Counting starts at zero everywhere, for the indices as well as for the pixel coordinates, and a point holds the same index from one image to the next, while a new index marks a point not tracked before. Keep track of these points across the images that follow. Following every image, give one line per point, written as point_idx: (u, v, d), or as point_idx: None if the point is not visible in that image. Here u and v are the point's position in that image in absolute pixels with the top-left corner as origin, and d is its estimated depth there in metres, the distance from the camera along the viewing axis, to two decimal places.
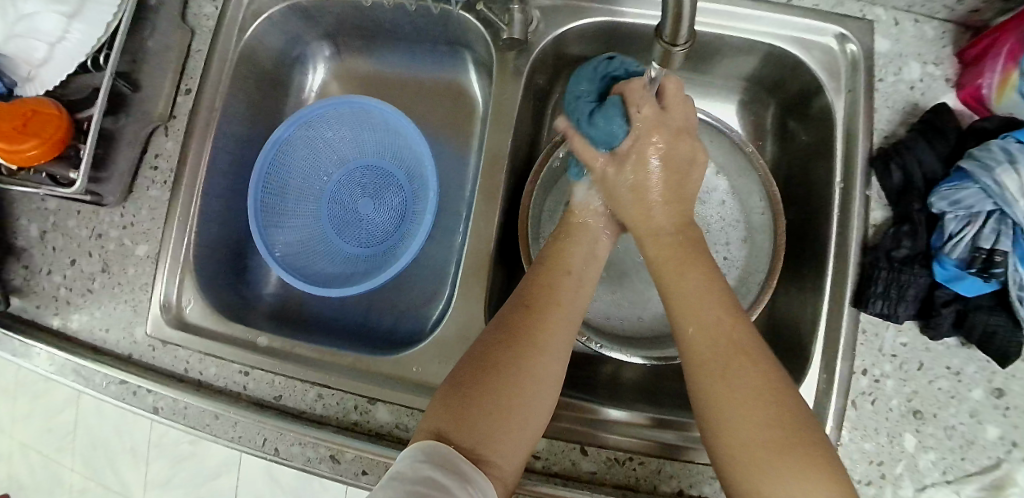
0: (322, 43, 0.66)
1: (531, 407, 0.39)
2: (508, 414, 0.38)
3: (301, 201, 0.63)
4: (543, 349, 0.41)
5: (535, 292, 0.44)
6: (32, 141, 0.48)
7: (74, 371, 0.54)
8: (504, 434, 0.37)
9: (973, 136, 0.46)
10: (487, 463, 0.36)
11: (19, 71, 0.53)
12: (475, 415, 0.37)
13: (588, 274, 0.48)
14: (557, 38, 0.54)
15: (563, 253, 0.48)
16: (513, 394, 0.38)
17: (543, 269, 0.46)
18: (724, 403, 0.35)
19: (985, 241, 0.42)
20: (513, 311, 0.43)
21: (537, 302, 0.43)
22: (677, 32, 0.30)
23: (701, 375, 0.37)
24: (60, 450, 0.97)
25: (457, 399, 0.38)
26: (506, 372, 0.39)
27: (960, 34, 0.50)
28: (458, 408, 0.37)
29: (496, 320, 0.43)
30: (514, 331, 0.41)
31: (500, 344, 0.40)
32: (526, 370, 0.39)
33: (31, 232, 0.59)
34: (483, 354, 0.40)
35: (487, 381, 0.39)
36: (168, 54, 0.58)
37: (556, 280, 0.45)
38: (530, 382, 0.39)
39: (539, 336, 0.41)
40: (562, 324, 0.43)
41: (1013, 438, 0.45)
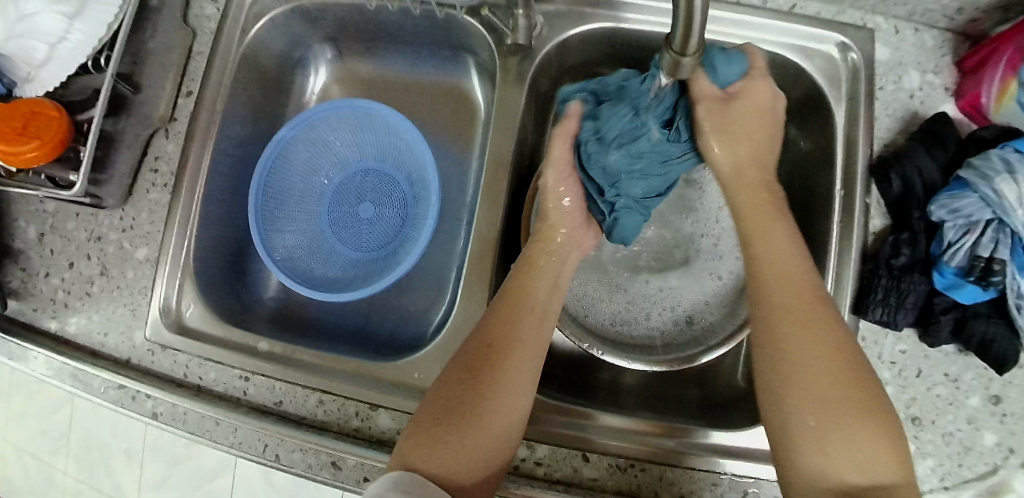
0: (324, 46, 0.66)
1: (496, 440, 0.40)
2: (468, 450, 0.38)
3: (302, 204, 0.63)
4: (505, 385, 0.40)
5: (499, 322, 0.43)
6: (32, 143, 0.47)
7: (72, 375, 0.54)
8: (470, 467, 0.38)
9: (972, 144, 0.47)
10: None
11: (18, 72, 0.52)
12: (441, 450, 0.38)
13: (554, 302, 0.47)
14: (561, 43, 0.54)
15: (529, 280, 0.46)
16: (476, 431, 0.39)
17: (513, 295, 0.45)
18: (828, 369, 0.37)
19: (984, 251, 0.43)
20: (476, 345, 0.42)
21: (501, 336, 0.42)
22: (687, 43, 0.30)
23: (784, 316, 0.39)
24: (54, 453, 0.96)
25: (422, 438, 0.39)
26: (468, 409, 0.39)
27: (959, 43, 0.51)
28: (425, 443, 0.38)
29: (461, 353, 0.43)
30: (476, 367, 0.41)
31: (464, 380, 0.41)
32: (488, 408, 0.39)
33: (29, 234, 0.58)
34: (445, 391, 0.41)
35: (453, 416, 0.39)
36: (170, 56, 0.57)
37: (520, 311, 0.44)
38: (493, 418, 0.39)
39: (501, 372, 0.41)
40: (524, 359, 0.42)
41: (1009, 444, 0.46)
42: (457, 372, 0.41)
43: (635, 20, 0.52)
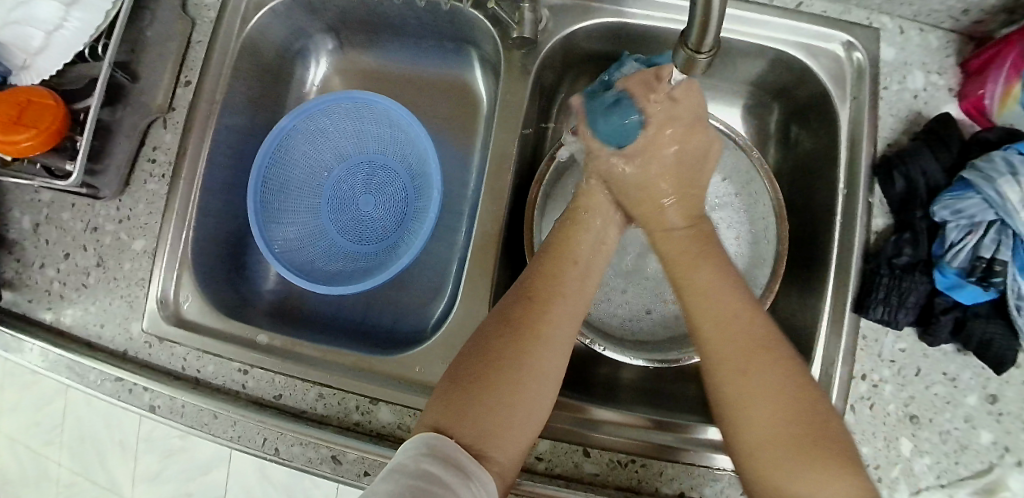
0: (326, 37, 0.65)
1: (533, 397, 0.39)
2: (503, 412, 0.37)
3: (302, 197, 0.62)
4: (543, 342, 0.40)
5: (535, 284, 0.44)
6: (28, 131, 0.46)
7: (68, 367, 0.53)
8: (504, 426, 0.37)
9: (976, 146, 0.47)
10: (488, 459, 0.35)
11: (14, 59, 0.51)
12: (474, 408, 0.36)
13: (592, 267, 0.47)
14: (566, 38, 0.54)
15: (572, 239, 0.48)
16: (514, 387, 0.38)
17: (547, 259, 0.46)
18: (740, 402, 0.36)
19: (986, 251, 0.43)
20: (511, 305, 0.42)
21: (539, 293, 0.43)
22: (703, 41, 0.30)
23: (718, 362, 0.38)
24: (48, 444, 0.96)
25: (457, 395, 0.37)
26: (506, 366, 0.39)
27: (964, 44, 0.51)
28: (458, 402, 0.37)
29: (497, 312, 0.42)
30: (512, 325, 0.41)
31: (502, 336, 0.40)
32: (525, 364, 0.39)
33: (25, 224, 0.57)
34: (483, 346, 0.40)
35: (489, 372, 0.38)
36: (168, 45, 0.57)
37: (563, 268, 0.45)
38: (532, 373, 0.39)
39: (538, 330, 0.41)
40: (566, 315, 0.43)
41: (1005, 443, 0.46)
42: (496, 327, 0.41)
43: (641, 16, 0.52)
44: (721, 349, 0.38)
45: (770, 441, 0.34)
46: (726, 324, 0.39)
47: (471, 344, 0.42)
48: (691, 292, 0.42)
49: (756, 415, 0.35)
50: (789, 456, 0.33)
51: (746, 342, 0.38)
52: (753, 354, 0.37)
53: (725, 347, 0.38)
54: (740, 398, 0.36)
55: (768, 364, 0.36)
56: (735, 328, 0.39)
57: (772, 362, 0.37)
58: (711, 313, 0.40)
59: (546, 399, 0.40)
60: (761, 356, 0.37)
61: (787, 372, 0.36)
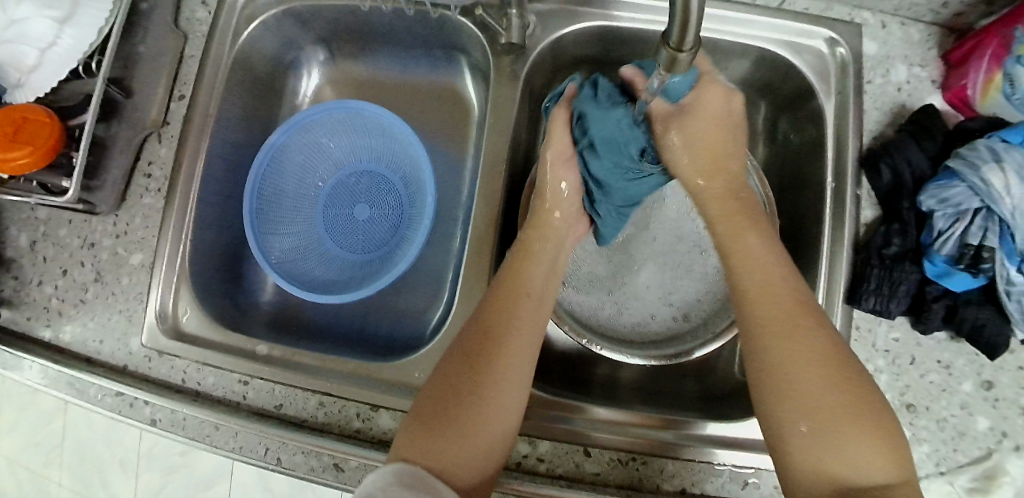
0: (317, 49, 0.66)
1: (497, 423, 0.40)
2: (470, 438, 0.38)
3: (297, 207, 0.63)
4: (497, 369, 0.41)
5: (493, 311, 0.44)
6: (23, 149, 0.47)
7: (66, 383, 0.53)
8: (466, 450, 0.38)
9: (959, 136, 0.48)
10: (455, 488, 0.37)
11: (8, 78, 0.51)
12: (435, 440, 0.38)
13: (544, 293, 0.47)
14: (554, 42, 0.55)
15: (527, 270, 0.47)
16: (472, 416, 0.39)
17: (502, 286, 0.45)
18: (781, 362, 0.38)
19: (972, 238, 0.44)
20: (463, 338, 0.43)
21: (492, 322, 0.43)
22: (685, 39, 0.30)
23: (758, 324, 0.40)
24: (48, 464, 0.95)
25: (423, 428, 0.39)
26: (466, 398, 0.40)
27: (945, 37, 0.52)
28: (423, 434, 0.38)
29: (456, 342, 0.43)
30: (465, 360, 0.41)
31: (461, 369, 0.41)
32: (485, 395, 0.40)
33: (21, 243, 0.58)
34: (446, 378, 0.41)
35: (446, 407, 0.39)
36: (160, 61, 0.57)
37: (519, 298, 0.45)
38: (493, 400, 0.40)
39: (488, 360, 0.41)
40: (524, 344, 0.43)
41: (1002, 429, 0.47)
42: (456, 361, 0.42)
43: (627, 18, 0.53)
44: (769, 320, 0.40)
45: (818, 401, 0.36)
46: (774, 299, 0.40)
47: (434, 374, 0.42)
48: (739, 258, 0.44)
49: (808, 386, 0.37)
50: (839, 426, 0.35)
51: (792, 315, 0.39)
52: (795, 330, 0.39)
53: (771, 318, 0.40)
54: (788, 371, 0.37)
55: (817, 335, 0.38)
56: (780, 302, 0.40)
57: (816, 337, 0.38)
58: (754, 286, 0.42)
59: (508, 424, 0.40)
60: (805, 331, 0.38)
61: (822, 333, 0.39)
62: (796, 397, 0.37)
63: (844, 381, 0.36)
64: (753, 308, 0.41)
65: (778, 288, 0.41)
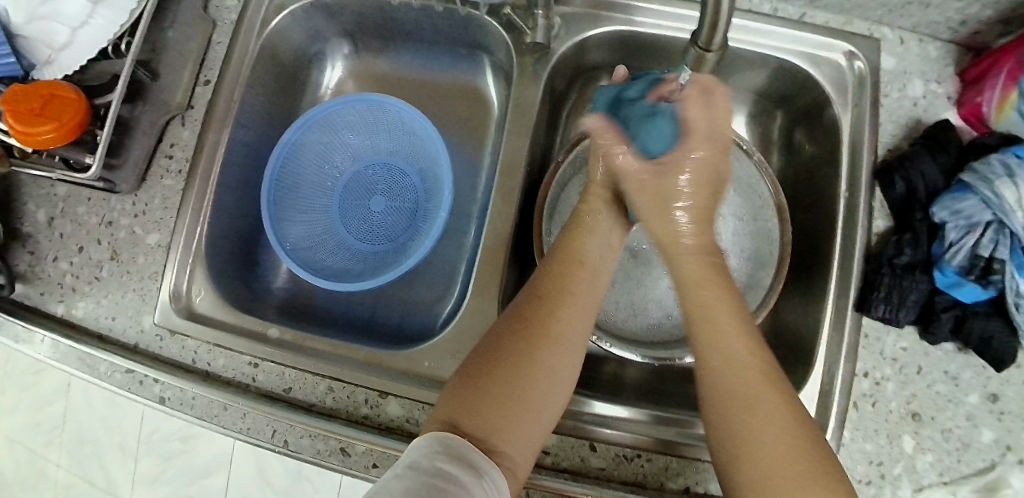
0: (341, 41, 0.67)
1: (546, 392, 0.39)
2: (518, 404, 0.37)
3: (314, 196, 0.63)
4: (550, 339, 0.41)
5: (547, 282, 0.44)
6: (50, 123, 0.47)
7: (77, 358, 0.54)
8: (525, 438, 0.37)
9: (973, 150, 0.49)
10: (500, 455, 0.36)
11: (37, 55, 0.52)
12: (500, 425, 0.36)
13: (602, 267, 0.47)
14: (577, 44, 0.56)
15: (579, 240, 0.48)
16: (520, 380, 0.38)
17: (548, 279, 0.44)
18: (732, 435, 0.35)
19: (983, 250, 0.45)
20: (505, 323, 0.42)
21: (543, 310, 0.42)
22: (712, 39, 0.32)
23: (719, 399, 0.37)
24: (47, 444, 0.95)
25: (469, 388, 0.38)
26: (518, 359, 0.39)
27: (962, 54, 0.53)
28: (468, 395, 0.37)
29: (510, 309, 0.43)
30: (520, 344, 0.40)
31: (514, 332, 0.41)
32: (537, 360, 0.39)
33: (39, 218, 0.58)
34: (497, 342, 0.40)
35: (507, 391, 0.38)
36: (188, 46, 0.58)
37: (572, 269, 0.46)
38: (543, 367, 0.39)
39: (543, 349, 0.40)
40: (578, 314, 0.43)
41: (1006, 442, 0.47)
42: (509, 325, 0.41)
43: (650, 24, 0.54)
44: (730, 404, 0.36)
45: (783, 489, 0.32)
46: (745, 382, 0.36)
47: (484, 340, 0.42)
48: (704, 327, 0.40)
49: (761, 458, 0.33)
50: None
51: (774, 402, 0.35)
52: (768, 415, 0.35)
53: (746, 407, 0.35)
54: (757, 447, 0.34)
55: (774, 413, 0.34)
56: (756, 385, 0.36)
57: (780, 422, 0.34)
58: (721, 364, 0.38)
59: (553, 394, 0.40)
60: (763, 412, 0.35)
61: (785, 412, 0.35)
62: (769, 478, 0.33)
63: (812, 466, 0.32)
64: (721, 382, 0.37)
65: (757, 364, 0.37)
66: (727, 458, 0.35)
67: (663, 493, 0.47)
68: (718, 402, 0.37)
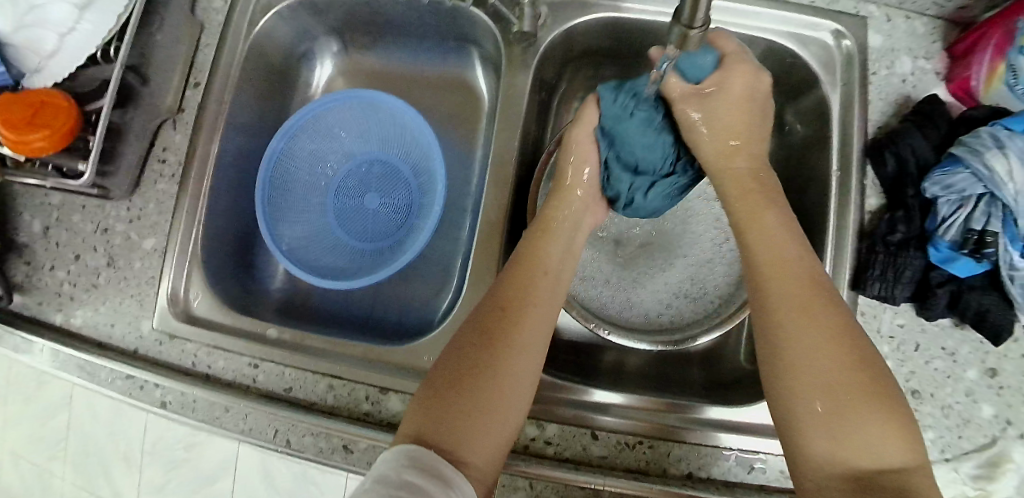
0: (330, 40, 0.67)
1: (513, 401, 0.39)
2: (484, 414, 0.37)
3: (307, 196, 0.63)
4: (513, 348, 0.40)
5: (509, 288, 0.44)
6: (42, 131, 0.47)
7: (77, 366, 0.54)
8: (492, 447, 0.37)
9: (963, 124, 0.48)
10: (468, 467, 0.35)
11: (27, 63, 0.52)
12: (466, 435, 0.36)
13: (563, 273, 0.48)
14: (564, 33, 0.56)
15: (543, 246, 0.48)
16: (486, 390, 0.38)
17: (510, 287, 0.44)
18: (780, 332, 0.37)
19: (976, 224, 0.44)
20: (468, 334, 0.41)
21: (505, 321, 0.41)
22: (696, 14, 0.31)
23: (771, 302, 0.38)
24: (53, 456, 0.96)
25: (436, 402, 0.37)
26: (482, 370, 0.38)
27: (949, 29, 0.53)
28: (436, 409, 0.37)
29: (472, 318, 0.42)
30: (484, 355, 0.39)
31: (477, 343, 0.40)
32: (503, 369, 0.39)
33: (34, 228, 0.58)
34: (462, 353, 0.40)
35: (472, 402, 0.37)
36: (177, 49, 0.58)
37: (535, 276, 0.45)
38: (508, 377, 0.39)
39: (506, 359, 0.39)
40: (539, 321, 0.43)
41: (1007, 416, 0.47)
42: (471, 336, 0.41)
43: (636, 10, 0.54)
44: (782, 308, 0.37)
45: (856, 421, 0.33)
46: (810, 314, 0.36)
47: (447, 351, 0.41)
48: (764, 264, 0.40)
49: (810, 359, 0.35)
50: (851, 406, 0.33)
51: (839, 328, 0.36)
52: (842, 348, 0.35)
53: (809, 329, 0.36)
54: (832, 377, 0.34)
55: (828, 313, 0.36)
56: (819, 312, 0.36)
57: (831, 319, 0.36)
58: (786, 303, 0.37)
59: (520, 401, 0.39)
60: (817, 314, 0.36)
61: (838, 314, 0.37)
62: (844, 409, 0.33)
63: (858, 367, 0.34)
64: (786, 316, 0.37)
65: (819, 292, 0.38)
66: (774, 362, 0.37)
67: (666, 480, 0.47)
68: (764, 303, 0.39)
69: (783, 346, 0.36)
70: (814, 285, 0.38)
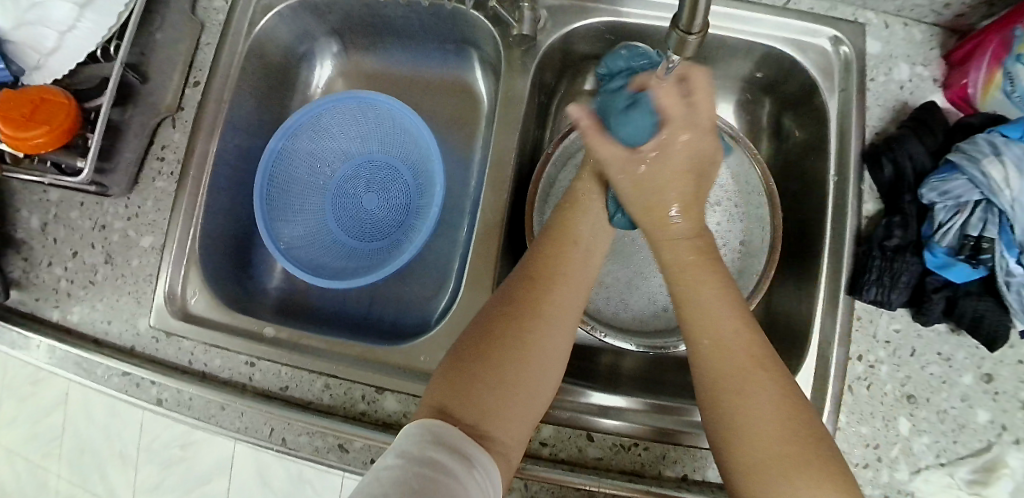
0: (330, 41, 0.67)
1: (539, 377, 0.39)
2: (511, 390, 0.37)
3: (306, 196, 0.63)
4: (541, 322, 0.40)
5: (539, 262, 0.44)
6: (41, 128, 0.47)
7: (74, 363, 0.54)
8: (516, 425, 0.37)
9: (959, 131, 0.49)
10: (492, 440, 0.35)
11: (27, 60, 0.52)
12: (494, 410, 0.36)
13: (595, 246, 0.47)
14: (564, 36, 0.56)
15: (572, 220, 0.47)
16: (513, 364, 0.38)
17: (537, 264, 0.43)
18: (724, 410, 0.35)
19: (972, 230, 0.44)
20: (496, 307, 0.41)
21: (534, 293, 0.41)
22: (694, 20, 0.32)
23: (715, 376, 0.36)
24: (47, 455, 0.95)
25: (463, 376, 0.37)
26: (510, 345, 0.38)
27: (947, 37, 0.53)
28: (462, 382, 0.37)
29: (501, 291, 0.42)
30: (511, 327, 0.39)
31: (505, 315, 0.40)
32: (530, 344, 0.39)
33: (32, 224, 0.58)
34: (488, 325, 0.40)
35: (498, 378, 0.37)
36: (177, 48, 0.58)
37: (566, 250, 0.45)
38: (536, 353, 0.39)
39: (534, 332, 0.39)
40: (569, 296, 0.42)
41: (1002, 422, 0.47)
42: (500, 309, 0.41)
43: (637, 15, 0.54)
44: (724, 385, 0.36)
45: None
46: (743, 386, 0.35)
47: (474, 323, 0.41)
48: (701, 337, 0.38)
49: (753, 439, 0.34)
50: (798, 487, 0.32)
51: (774, 409, 0.34)
52: (773, 415, 0.34)
53: (747, 409, 0.35)
54: (767, 466, 0.33)
55: (766, 390, 0.35)
56: (755, 391, 0.35)
57: (769, 396, 0.35)
58: (718, 381, 0.36)
59: (546, 376, 0.39)
60: (758, 392, 0.35)
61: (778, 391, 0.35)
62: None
63: (799, 442, 0.33)
64: (722, 394, 0.36)
65: (755, 370, 0.36)
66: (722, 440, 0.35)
67: (661, 482, 0.47)
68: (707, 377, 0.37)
69: (724, 422, 0.35)
70: (752, 360, 0.36)
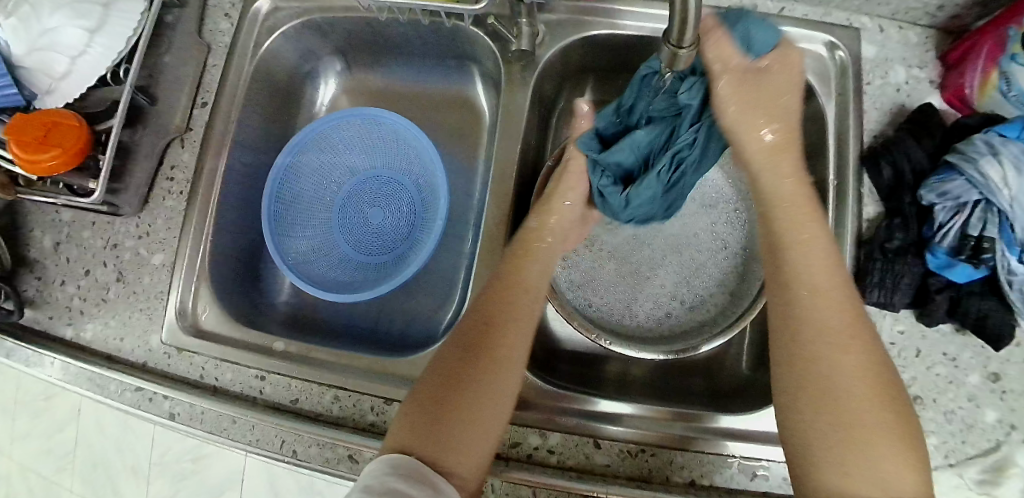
0: (334, 59, 0.68)
1: (495, 414, 0.40)
2: (470, 427, 0.38)
3: (313, 211, 0.64)
4: (494, 362, 0.41)
5: (494, 301, 0.45)
6: (54, 151, 0.49)
7: (88, 379, 0.55)
8: (476, 459, 0.38)
9: (957, 132, 0.49)
10: (452, 476, 0.37)
11: (38, 84, 0.53)
12: (450, 448, 0.37)
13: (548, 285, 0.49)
14: (563, 49, 0.57)
15: (531, 258, 0.49)
16: (469, 404, 0.39)
17: (488, 304, 0.45)
18: (814, 359, 0.37)
19: (972, 230, 0.45)
20: (453, 348, 0.42)
21: (488, 334, 0.43)
22: (683, 34, 0.32)
23: (809, 323, 0.38)
24: (60, 470, 0.96)
25: (425, 417, 0.39)
26: (466, 386, 0.40)
27: (942, 39, 0.54)
28: (421, 424, 0.38)
29: (458, 331, 0.44)
30: (466, 369, 0.41)
31: (461, 357, 0.42)
32: (485, 384, 0.40)
33: (46, 244, 0.60)
34: (446, 366, 0.41)
35: (456, 418, 0.39)
36: (185, 69, 0.60)
37: (521, 289, 0.46)
38: (491, 392, 0.40)
39: (488, 372, 0.41)
40: (523, 334, 0.44)
41: (1010, 421, 0.47)
42: (456, 351, 0.42)
43: (634, 26, 0.55)
44: (821, 336, 0.38)
45: (874, 455, 0.34)
46: (841, 340, 0.37)
47: (432, 365, 0.43)
48: (800, 284, 0.40)
49: (840, 390, 0.36)
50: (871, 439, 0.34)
51: (867, 368, 0.36)
52: (860, 377, 0.36)
53: (845, 363, 0.36)
54: (851, 418, 0.35)
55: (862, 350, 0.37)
56: (853, 347, 0.37)
57: (864, 352, 0.37)
58: (814, 327, 0.38)
59: (502, 413, 0.41)
60: (851, 348, 0.37)
61: (867, 349, 0.37)
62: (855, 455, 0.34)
63: (879, 400, 0.36)
64: (822, 347, 0.37)
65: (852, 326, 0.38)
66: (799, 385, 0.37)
67: (669, 488, 0.47)
68: (801, 322, 0.39)
69: (811, 371, 0.37)
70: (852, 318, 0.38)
